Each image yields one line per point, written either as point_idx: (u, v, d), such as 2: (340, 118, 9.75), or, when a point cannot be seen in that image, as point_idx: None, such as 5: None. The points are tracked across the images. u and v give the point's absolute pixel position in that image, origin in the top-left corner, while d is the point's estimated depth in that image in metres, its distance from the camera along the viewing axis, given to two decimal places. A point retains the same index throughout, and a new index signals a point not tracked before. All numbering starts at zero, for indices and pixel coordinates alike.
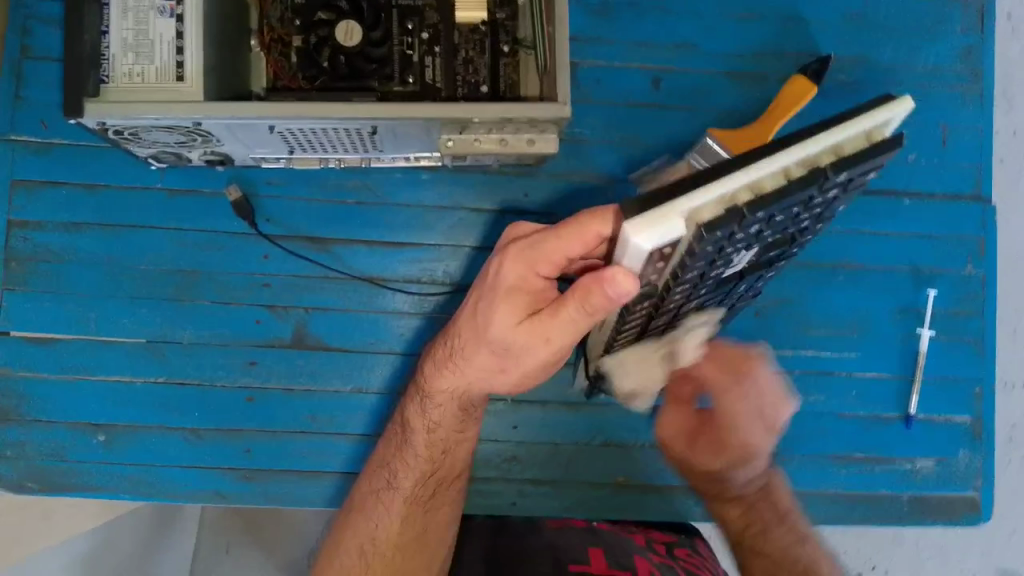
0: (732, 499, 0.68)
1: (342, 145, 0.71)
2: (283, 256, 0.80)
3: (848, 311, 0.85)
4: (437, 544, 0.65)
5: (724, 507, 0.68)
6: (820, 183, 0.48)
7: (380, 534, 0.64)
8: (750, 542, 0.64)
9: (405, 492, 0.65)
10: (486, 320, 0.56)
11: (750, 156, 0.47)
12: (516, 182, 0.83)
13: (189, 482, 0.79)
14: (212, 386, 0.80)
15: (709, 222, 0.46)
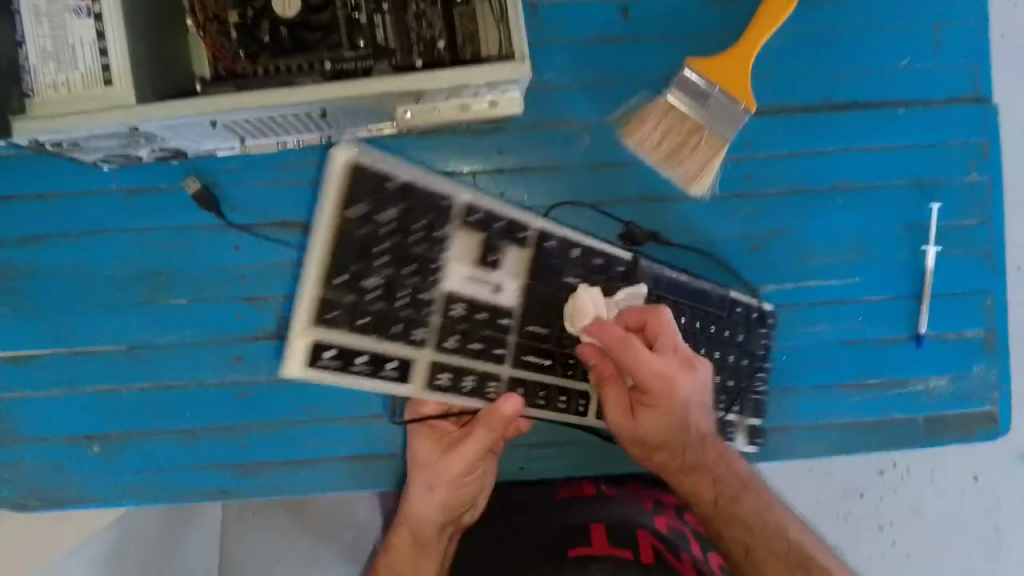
0: (694, 475, 0.69)
1: (297, 128, 0.67)
2: (254, 244, 0.77)
3: (849, 234, 0.82)
4: None
5: (690, 482, 0.69)
6: (342, 295, 0.56)
7: None
8: (728, 520, 0.68)
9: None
10: (427, 458, 0.71)
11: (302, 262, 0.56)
12: (487, 139, 0.79)
13: (192, 482, 0.77)
14: (200, 385, 0.78)
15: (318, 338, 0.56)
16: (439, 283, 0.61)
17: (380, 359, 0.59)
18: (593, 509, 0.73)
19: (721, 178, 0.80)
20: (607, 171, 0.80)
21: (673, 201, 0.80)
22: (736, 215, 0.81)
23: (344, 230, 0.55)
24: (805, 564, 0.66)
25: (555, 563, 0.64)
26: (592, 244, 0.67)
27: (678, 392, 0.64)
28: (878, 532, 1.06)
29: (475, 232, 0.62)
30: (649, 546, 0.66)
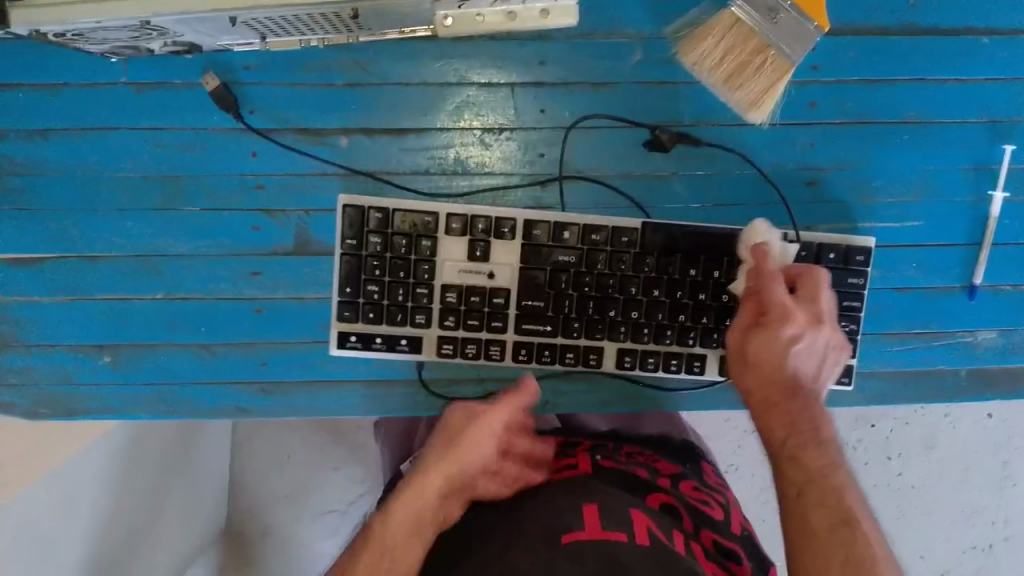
0: (774, 414, 0.68)
1: (324, 29, 0.62)
2: (273, 152, 0.72)
3: (912, 174, 0.76)
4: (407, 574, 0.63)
5: (768, 418, 0.68)
6: (390, 298, 0.72)
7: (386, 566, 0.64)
8: (787, 464, 0.66)
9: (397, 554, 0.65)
10: (454, 428, 0.71)
11: (361, 275, 0.71)
12: (530, 48, 0.73)
13: (206, 398, 0.75)
14: (215, 298, 0.74)
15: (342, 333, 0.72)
16: (436, 272, 0.72)
17: (393, 338, 0.72)
18: (582, 485, 0.64)
19: (783, 103, 0.74)
20: (656, 90, 0.74)
21: (725, 127, 0.74)
22: (794, 146, 0.75)
23: (348, 248, 0.71)
24: (850, 524, 0.62)
25: (544, 544, 0.55)
26: (585, 222, 0.72)
27: (792, 330, 0.66)
28: (887, 462, 1.15)
29: (461, 237, 0.72)
30: (643, 529, 0.58)
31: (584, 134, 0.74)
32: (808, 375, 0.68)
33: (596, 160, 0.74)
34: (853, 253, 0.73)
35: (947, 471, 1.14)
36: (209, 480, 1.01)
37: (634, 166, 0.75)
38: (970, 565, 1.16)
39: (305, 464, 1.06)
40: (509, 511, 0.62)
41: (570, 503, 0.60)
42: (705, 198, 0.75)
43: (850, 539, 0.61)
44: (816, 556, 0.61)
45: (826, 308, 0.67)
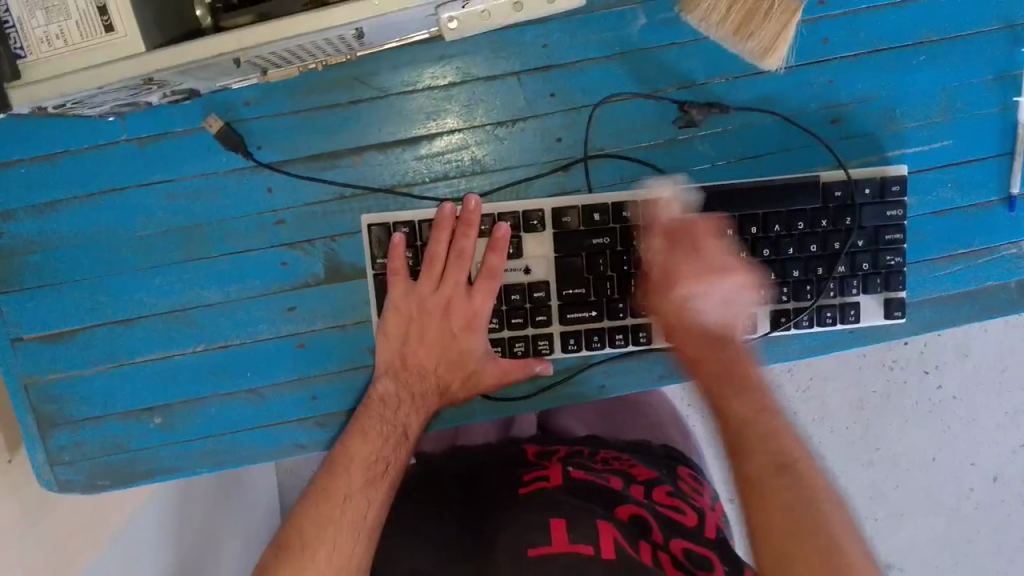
0: (704, 364, 0.68)
1: (325, 52, 0.60)
2: (287, 184, 0.70)
3: (934, 94, 0.74)
4: (331, 535, 0.67)
5: (701, 367, 0.69)
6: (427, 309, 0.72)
7: (342, 497, 0.69)
8: (713, 409, 0.68)
9: (353, 487, 0.70)
10: (430, 297, 0.71)
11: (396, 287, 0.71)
12: (530, 32, 0.71)
13: (264, 441, 0.74)
14: (256, 341, 0.73)
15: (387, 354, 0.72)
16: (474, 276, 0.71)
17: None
18: (554, 499, 0.74)
19: (796, 45, 0.72)
20: (663, 54, 0.72)
21: (740, 79, 0.73)
22: (814, 86, 0.73)
23: (377, 268, 0.70)
24: (787, 468, 0.63)
25: (517, 560, 0.67)
26: (615, 200, 0.71)
27: (684, 287, 0.68)
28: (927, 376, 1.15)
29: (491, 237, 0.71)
30: (609, 538, 0.69)
31: (597, 110, 0.72)
32: (723, 322, 0.69)
33: (615, 136, 0.73)
34: (889, 185, 0.72)
35: (986, 380, 1.14)
36: (261, 511, 1.01)
37: (654, 135, 0.73)
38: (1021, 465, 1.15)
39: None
40: (488, 525, 0.74)
41: (539, 518, 0.71)
42: (732, 154, 0.74)
43: (787, 486, 0.62)
44: (763, 513, 0.62)
45: (716, 254, 0.68)
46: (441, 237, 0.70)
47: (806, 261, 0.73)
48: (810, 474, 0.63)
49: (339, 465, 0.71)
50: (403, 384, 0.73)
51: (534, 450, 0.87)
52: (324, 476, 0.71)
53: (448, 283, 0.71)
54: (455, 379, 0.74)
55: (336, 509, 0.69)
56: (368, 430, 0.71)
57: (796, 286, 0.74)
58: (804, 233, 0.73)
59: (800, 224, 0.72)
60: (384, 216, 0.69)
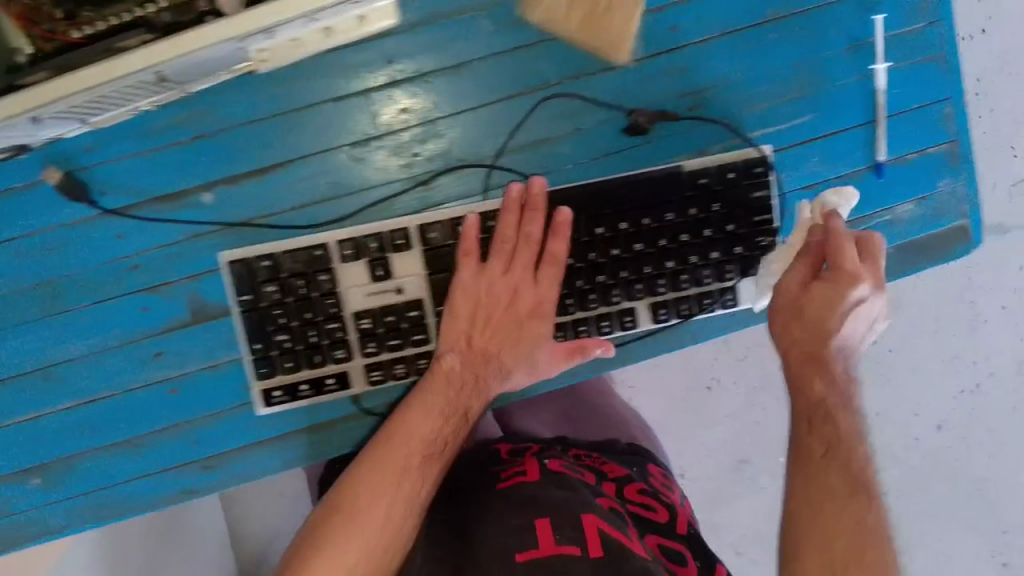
0: (809, 366, 0.66)
1: (151, 92, 0.57)
2: (138, 228, 0.69)
3: (791, 70, 0.74)
4: (374, 502, 0.67)
5: (805, 368, 0.66)
6: (301, 339, 0.70)
7: (411, 462, 0.70)
8: (819, 414, 0.64)
9: (414, 462, 0.70)
10: (500, 280, 0.73)
11: (264, 323, 0.69)
12: (372, 48, 0.69)
13: (149, 489, 0.72)
14: (127, 391, 0.71)
15: (266, 390, 0.70)
16: (343, 303, 0.70)
17: (319, 381, 0.71)
18: (532, 493, 0.70)
19: (643, 36, 0.71)
20: (513, 57, 0.70)
21: (591, 75, 0.71)
22: (669, 74, 0.72)
23: (245, 304, 0.68)
24: (859, 495, 0.60)
25: (503, 565, 0.62)
26: (480, 211, 0.71)
27: (851, 294, 0.65)
28: None
29: (358, 261, 0.70)
30: (596, 533, 0.64)
31: (452, 120, 0.71)
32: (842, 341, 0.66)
33: (474, 145, 0.72)
34: (753, 167, 0.73)
35: (920, 326, 1.18)
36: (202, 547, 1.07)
37: (512, 141, 0.72)
38: (963, 408, 1.20)
39: (296, 498, 1.21)
40: (471, 527, 0.68)
41: (522, 520, 0.66)
42: (592, 152, 0.73)
43: (862, 509, 0.60)
44: (822, 519, 0.59)
45: (880, 274, 0.67)
46: (307, 262, 0.69)
47: (681, 252, 0.73)
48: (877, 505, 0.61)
49: (396, 435, 0.70)
50: (468, 362, 0.72)
51: (505, 446, 0.83)
52: (376, 447, 0.70)
53: (321, 309, 0.70)
54: (517, 367, 0.74)
55: (393, 478, 0.69)
56: (429, 403, 0.71)
57: (673, 277, 0.74)
58: (675, 224, 0.73)
59: (669, 215, 0.72)
60: (247, 250, 0.68)
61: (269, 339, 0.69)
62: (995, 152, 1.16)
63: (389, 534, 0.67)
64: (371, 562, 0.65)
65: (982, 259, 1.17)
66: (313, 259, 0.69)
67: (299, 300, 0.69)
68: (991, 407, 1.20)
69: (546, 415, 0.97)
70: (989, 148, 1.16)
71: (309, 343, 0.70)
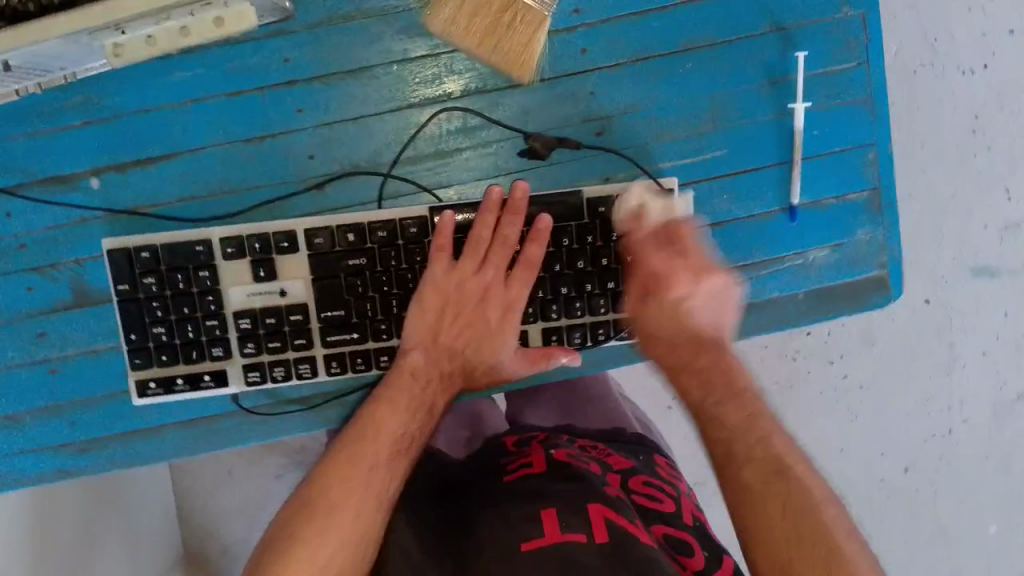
0: (689, 375, 0.69)
1: (23, 75, 0.59)
2: (26, 207, 0.69)
3: (704, 102, 0.72)
4: (345, 498, 0.64)
5: (684, 379, 0.69)
6: (179, 334, 0.69)
7: (378, 459, 0.67)
8: (711, 422, 0.66)
9: (382, 458, 0.67)
10: (471, 278, 0.72)
11: (143, 315, 0.69)
12: (269, 46, 0.68)
13: (27, 466, 0.73)
14: (8, 368, 0.71)
15: (142, 383, 0.70)
16: (224, 300, 0.69)
17: (195, 376, 0.70)
18: (542, 487, 0.67)
19: (550, 55, 0.70)
20: (415, 67, 0.70)
21: (494, 91, 0.70)
22: (574, 97, 0.71)
23: (124, 294, 0.68)
24: (783, 473, 0.62)
25: (506, 554, 0.59)
26: (370, 219, 0.69)
27: (678, 291, 0.68)
28: (829, 366, 1.12)
29: (241, 259, 0.68)
30: (602, 522, 0.61)
31: (352, 124, 0.70)
32: (711, 326, 0.70)
33: (371, 152, 0.71)
34: (655, 198, 0.70)
35: (892, 365, 1.12)
36: (140, 524, 1.05)
37: (412, 151, 0.71)
38: (929, 457, 1.15)
39: (244, 477, 1.18)
40: (473, 524, 0.65)
41: (528, 511, 0.64)
42: (492, 171, 0.72)
43: (786, 489, 0.61)
44: (754, 509, 0.60)
45: (704, 261, 0.69)
46: (187, 258, 0.68)
47: (579, 279, 0.72)
48: (809, 481, 0.62)
49: (367, 429, 0.68)
50: (431, 360, 0.72)
51: (513, 439, 0.81)
52: (342, 445, 0.67)
53: (201, 305, 0.69)
54: (481, 366, 0.74)
55: (361, 474, 0.66)
56: (396, 399, 0.69)
57: (566, 303, 0.72)
58: (572, 249, 0.71)
59: (565, 241, 0.71)
60: (129, 242, 0.68)
61: (146, 331, 0.69)
62: (988, 195, 1.04)
63: (356, 527, 0.62)
64: (343, 556, 0.61)
65: (961, 304, 1.08)
66: (194, 256, 0.68)
67: (178, 294, 0.69)
68: (962, 454, 1.14)
69: (549, 404, 0.89)
70: (979, 188, 1.04)
71: (186, 338, 0.69)
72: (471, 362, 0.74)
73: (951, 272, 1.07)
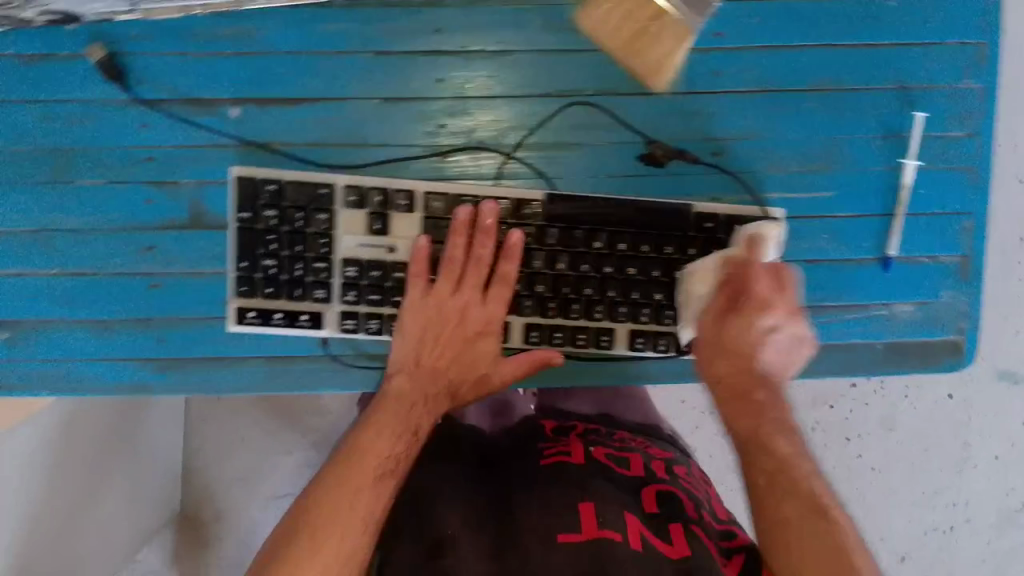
0: (744, 405, 0.66)
1: None
2: (163, 122, 0.71)
3: (822, 143, 0.75)
4: (325, 527, 0.63)
5: (734, 407, 0.66)
6: (287, 270, 0.71)
7: (365, 485, 0.66)
8: (754, 450, 0.64)
9: (368, 483, 0.66)
10: (450, 299, 0.73)
11: (257, 246, 0.70)
12: (424, 15, 0.71)
13: (105, 373, 0.73)
14: (110, 274, 0.73)
15: (241, 311, 0.70)
16: (335, 245, 0.71)
17: (293, 313, 0.71)
18: (583, 478, 0.70)
19: (685, 71, 0.73)
20: (556, 59, 0.73)
21: (628, 97, 0.73)
22: (700, 115, 0.74)
23: (244, 224, 0.69)
24: (820, 512, 0.60)
25: (546, 547, 0.61)
26: (487, 194, 0.71)
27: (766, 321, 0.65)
28: (846, 443, 1.13)
29: (360, 210, 0.70)
30: (636, 528, 0.64)
31: (485, 102, 0.73)
32: (777, 373, 0.67)
33: (497, 132, 0.73)
34: (761, 224, 0.72)
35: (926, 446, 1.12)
36: (154, 462, 1.07)
37: (535, 135, 0.73)
38: (932, 547, 1.13)
39: (259, 449, 1.15)
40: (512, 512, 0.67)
41: (566, 501, 0.66)
42: (607, 170, 0.74)
43: (817, 530, 0.59)
44: (777, 540, 0.59)
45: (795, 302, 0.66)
46: (310, 200, 0.70)
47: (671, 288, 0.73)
48: (841, 522, 0.60)
49: (354, 456, 0.68)
50: (417, 383, 0.73)
51: (550, 426, 0.84)
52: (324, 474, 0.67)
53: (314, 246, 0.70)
54: (465, 382, 0.76)
55: (346, 498, 0.65)
56: (375, 423, 0.70)
57: (657, 310, 0.74)
58: (670, 258, 0.73)
59: (667, 248, 0.72)
60: (257, 178, 0.69)
61: (256, 261, 0.70)
62: None
63: (340, 552, 0.62)
64: None
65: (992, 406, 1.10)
66: (317, 198, 0.70)
67: (294, 232, 0.70)
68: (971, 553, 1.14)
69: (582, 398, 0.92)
70: None
71: (292, 276, 0.71)
72: (447, 382, 0.75)
73: (980, 373, 1.09)
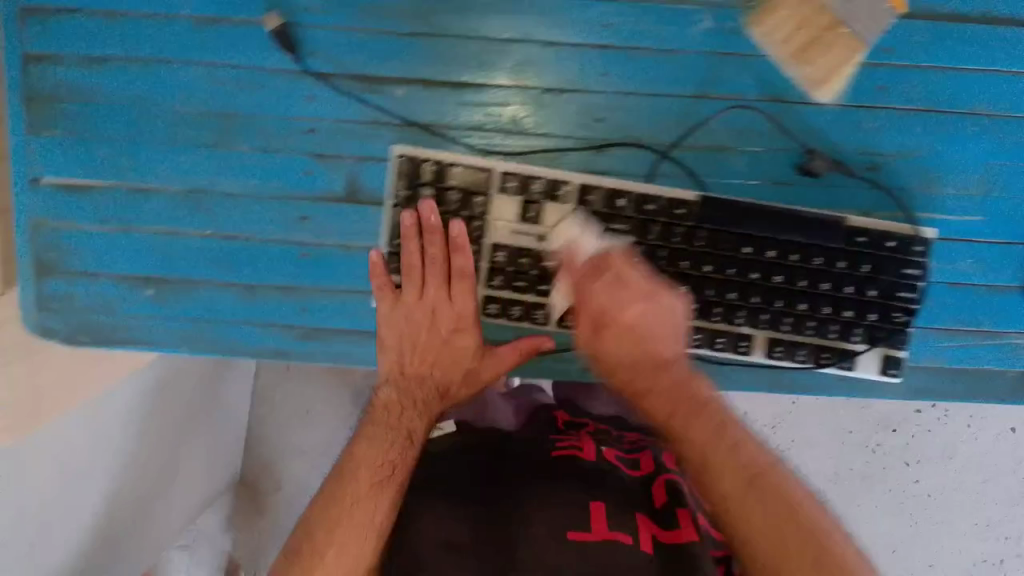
0: (649, 396, 0.69)
1: None
2: (330, 95, 0.72)
3: (978, 167, 0.74)
4: (327, 534, 0.68)
5: (649, 402, 0.69)
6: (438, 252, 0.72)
7: (360, 494, 0.70)
8: (676, 433, 0.67)
9: (363, 492, 0.70)
10: (418, 306, 0.74)
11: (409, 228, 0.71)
12: (598, 8, 0.71)
13: (250, 338, 0.76)
14: (264, 240, 0.74)
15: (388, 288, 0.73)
16: (488, 230, 0.71)
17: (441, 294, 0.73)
18: (594, 476, 0.75)
19: (852, 84, 0.73)
20: (724, 63, 0.72)
21: (790, 105, 0.73)
22: (860, 129, 0.74)
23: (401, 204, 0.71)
24: (758, 480, 0.63)
25: (556, 542, 0.67)
26: (642, 192, 0.71)
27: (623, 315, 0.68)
28: (904, 467, 1.12)
29: (514, 197, 0.70)
30: (646, 532, 0.69)
31: (646, 99, 0.73)
32: (665, 354, 0.69)
33: (656, 130, 0.73)
34: (913, 244, 0.72)
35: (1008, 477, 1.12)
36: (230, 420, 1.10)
37: (693, 137, 0.74)
38: None
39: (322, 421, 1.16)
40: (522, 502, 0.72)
41: (576, 497, 0.72)
42: (760, 176, 0.74)
43: (758, 497, 0.62)
44: (740, 517, 0.62)
45: (647, 283, 0.69)
46: (467, 185, 0.70)
47: (815, 299, 0.73)
48: (789, 484, 0.64)
49: (348, 468, 0.72)
50: (402, 390, 0.76)
51: (562, 421, 0.88)
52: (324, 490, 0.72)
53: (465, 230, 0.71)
54: (453, 382, 0.78)
55: (343, 507, 0.70)
56: (366, 436, 0.74)
57: (799, 319, 0.74)
58: (818, 269, 0.73)
59: (817, 259, 0.72)
60: (416, 160, 0.70)
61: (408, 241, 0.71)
62: None
63: (345, 557, 0.67)
64: None
65: None
66: (474, 183, 0.70)
67: (448, 215, 0.71)
68: None
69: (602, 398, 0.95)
70: None
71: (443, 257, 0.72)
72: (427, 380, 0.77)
73: None
